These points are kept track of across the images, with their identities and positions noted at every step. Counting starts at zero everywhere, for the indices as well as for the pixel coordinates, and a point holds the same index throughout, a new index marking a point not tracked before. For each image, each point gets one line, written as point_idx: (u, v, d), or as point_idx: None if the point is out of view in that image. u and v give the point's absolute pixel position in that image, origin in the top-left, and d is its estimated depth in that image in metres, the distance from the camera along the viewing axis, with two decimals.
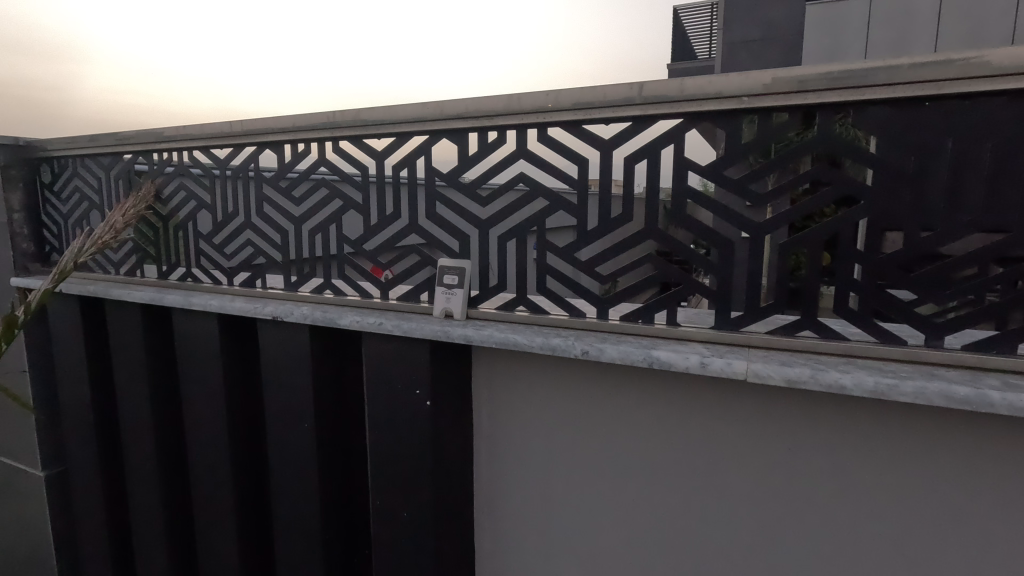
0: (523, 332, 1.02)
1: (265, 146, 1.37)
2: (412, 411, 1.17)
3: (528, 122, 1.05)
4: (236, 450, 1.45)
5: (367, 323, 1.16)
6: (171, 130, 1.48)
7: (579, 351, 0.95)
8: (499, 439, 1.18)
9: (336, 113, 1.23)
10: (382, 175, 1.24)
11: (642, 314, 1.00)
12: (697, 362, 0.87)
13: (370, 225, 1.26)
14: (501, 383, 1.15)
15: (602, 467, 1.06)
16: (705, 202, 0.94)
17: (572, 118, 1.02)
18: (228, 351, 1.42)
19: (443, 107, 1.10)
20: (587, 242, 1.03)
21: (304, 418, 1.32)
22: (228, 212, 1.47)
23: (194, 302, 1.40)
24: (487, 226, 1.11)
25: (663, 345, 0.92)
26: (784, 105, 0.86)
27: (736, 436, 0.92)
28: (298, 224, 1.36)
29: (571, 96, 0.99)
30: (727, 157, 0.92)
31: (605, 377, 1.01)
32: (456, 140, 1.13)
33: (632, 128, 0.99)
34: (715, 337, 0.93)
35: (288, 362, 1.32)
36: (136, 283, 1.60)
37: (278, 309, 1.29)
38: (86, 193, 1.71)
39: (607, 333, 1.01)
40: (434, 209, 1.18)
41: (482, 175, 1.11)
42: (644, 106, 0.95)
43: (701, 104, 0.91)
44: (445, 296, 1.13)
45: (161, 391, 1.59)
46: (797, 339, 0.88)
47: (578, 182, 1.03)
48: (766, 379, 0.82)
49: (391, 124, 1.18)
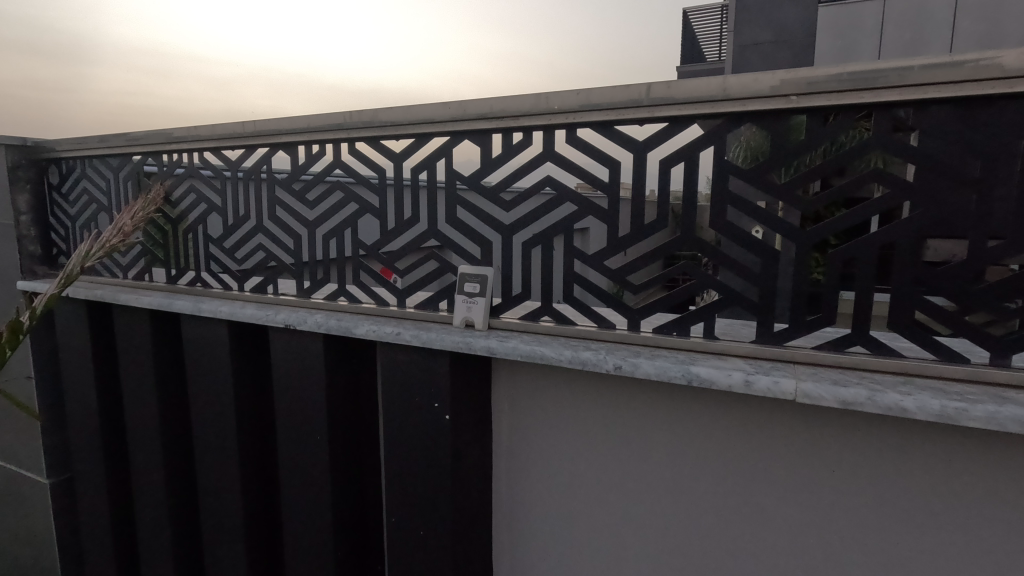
0: (550, 344, 0.96)
1: (279, 147, 1.33)
2: (429, 424, 1.11)
3: (556, 122, 0.99)
4: (245, 461, 1.40)
5: (383, 333, 1.10)
6: (182, 130, 1.44)
7: (611, 366, 0.89)
8: (521, 453, 1.13)
9: (352, 113, 1.18)
10: (400, 178, 1.19)
11: (676, 326, 0.94)
12: (741, 380, 0.81)
13: (387, 230, 1.21)
14: (523, 396, 1.10)
15: (631, 487, 1.00)
16: (746, 208, 0.88)
17: (603, 119, 0.97)
18: (239, 359, 1.37)
19: (466, 107, 1.05)
20: (618, 250, 0.97)
21: (316, 430, 1.27)
22: (239, 215, 1.42)
23: (203, 308, 1.35)
24: (511, 232, 1.06)
25: (702, 361, 0.86)
26: (836, 104, 0.80)
27: (780, 459, 0.86)
28: (311, 228, 1.30)
29: (604, 95, 0.93)
30: (771, 161, 0.87)
31: (637, 393, 0.96)
32: (479, 142, 1.08)
33: (669, 130, 0.93)
34: (756, 352, 0.87)
35: (300, 371, 1.27)
36: (144, 288, 1.55)
37: (290, 317, 1.23)
38: (94, 195, 1.67)
39: (639, 346, 0.95)
40: (454, 213, 1.13)
41: (506, 178, 1.06)
42: (683, 105, 0.89)
43: (745, 103, 0.85)
44: (466, 305, 1.08)
45: (169, 398, 1.55)
46: (847, 356, 0.82)
47: (609, 186, 0.97)
48: (818, 400, 0.76)
49: (410, 125, 1.13)
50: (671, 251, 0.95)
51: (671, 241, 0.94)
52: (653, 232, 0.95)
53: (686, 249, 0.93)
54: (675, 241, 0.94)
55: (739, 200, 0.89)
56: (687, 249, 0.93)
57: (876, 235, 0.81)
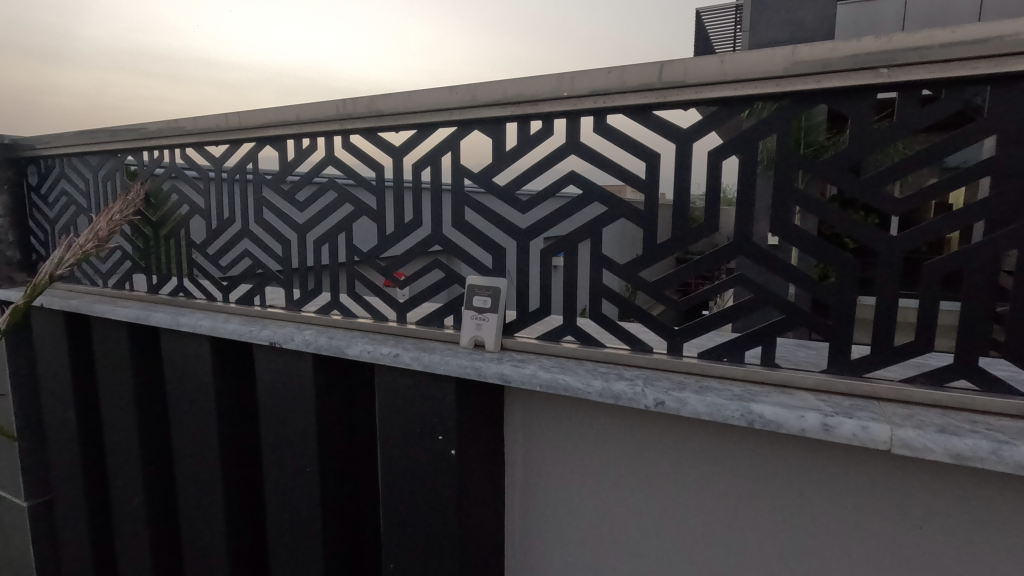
0: (576, 372, 0.80)
1: (266, 142, 1.19)
2: (432, 459, 0.96)
3: (581, 107, 0.83)
4: (230, 490, 1.26)
5: (379, 354, 0.95)
6: (161, 125, 1.30)
7: (652, 401, 0.73)
8: (538, 491, 0.98)
9: (345, 102, 1.03)
10: (400, 176, 1.04)
11: (728, 351, 0.79)
12: (818, 424, 0.65)
13: (386, 235, 1.06)
14: (542, 426, 0.95)
15: (672, 534, 0.85)
16: (819, 208, 0.72)
17: (638, 103, 0.80)
18: (221, 378, 1.23)
19: (475, 92, 0.89)
20: (655, 259, 0.82)
21: (306, 461, 1.12)
22: (224, 218, 1.28)
23: (182, 322, 1.21)
24: (527, 238, 0.90)
25: (765, 397, 0.70)
26: (940, 78, 0.63)
27: (858, 511, 0.71)
28: (301, 233, 1.16)
29: (642, 73, 0.77)
30: (851, 151, 0.70)
31: (679, 428, 0.81)
32: (491, 132, 0.92)
33: (720, 114, 0.76)
34: (828, 384, 0.72)
35: (288, 393, 1.12)
36: (123, 297, 1.42)
37: (276, 333, 1.09)
38: (74, 196, 1.54)
39: (682, 375, 0.79)
40: (461, 215, 0.98)
41: (521, 175, 0.90)
42: (740, 84, 0.72)
43: (819, 79, 0.68)
44: (475, 322, 0.92)
45: (149, 419, 1.41)
46: (948, 393, 0.66)
47: (645, 184, 0.81)
48: (921, 452, 0.60)
49: (411, 114, 0.98)
50: (722, 260, 0.79)
51: (721, 248, 0.78)
52: (700, 238, 0.79)
53: (742, 257, 0.77)
54: (727, 248, 0.78)
55: (807, 198, 0.73)
56: (742, 258, 0.77)
57: (988, 241, 0.64)
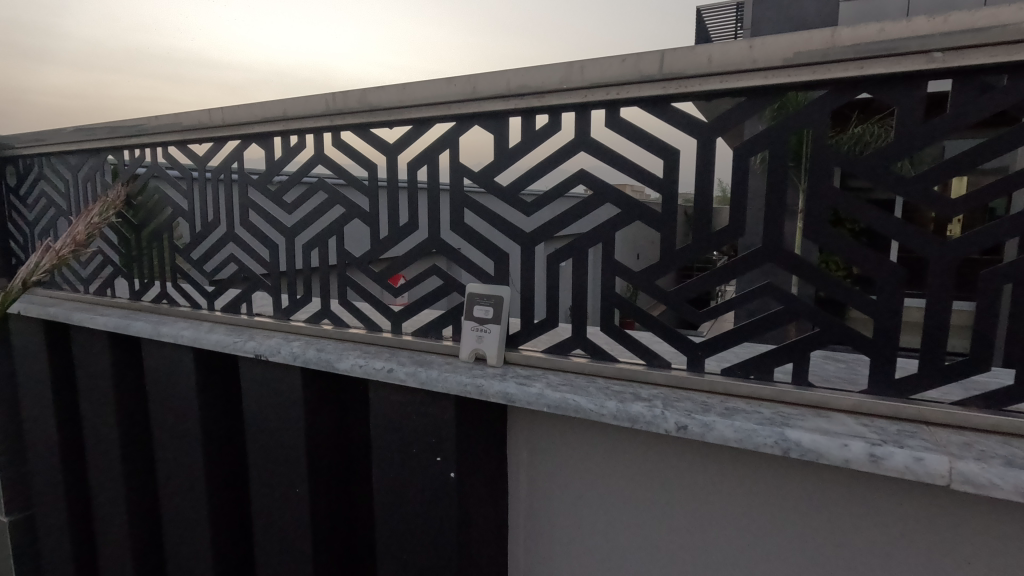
0: (586, 391, 0.73)
1: (252, 140, 1.11)
2: (430, 481, 0.89)
3: (591, 100, 0.76)
4: (217, 509, 1.18)
5: (371, 370, 0.88)
6: (141, 122, 1.23)
7: (672, 426, 0.66)
8: (544, 515, 0.90)
9: (334, 96, 0.96)
10: (394, 175, 0.96)
11: (755, 367, 0.72)
12: (864, 454, 0.57)
13: (380, 239, 0.99)
14: (548, 446, 0.87)
15: (692, 566, 0.77)
16: (860, 210, 0.64)
17: (654, 95, 0.72)
18: (206, 391, 1.16)
19: (475, 84, 0.82)
20: (673, 267, 0.75)
21: (294, 481, 1.04)
22: (208, 221, 1.21)
23: (163, 332, 1.14)
24: (532, 242, 0.83)
25: (800, 422, 0.63)
26: (1003, 63, 0.56)
27: (904, 547, 0.64)
28: (288, 236, 1.08)
29: (659, 62, 0.69)
30: (896, 146, 0.62)
31: (702, 451, 0.73)
32: (492, 128, 0.85)
33: (746, 106, 0.69)
34: (870, 406, 0.65)
35: (276, 409, 1.05)
36: (105, 304, 1.35)
37: (261, 345, 1.01)
38: (53, 198, 1.47)
39: (704, 394, 0.72)
40: (460, 218, 0.90)
41: (526, 174, 0.83)
42: (771, 71, 0.64)
43: (861, 65, 0.61)
44: (476, 334, 0.85)
45: (132, 433, 1.33)
46: (1009, 419, 0.59)
47: (662, 184, 0.74)
48: (985, 490, 0.53)
49: (405, 108, 0.90)
50: (752, 266, 0.71)
51: (752, 252, 0.70)
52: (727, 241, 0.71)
53: (773, 263, 0.69)
54: (758, 252, 0.70)
55: (846, 199, 0.65)
56: (773, 265, 0.69)
57: None
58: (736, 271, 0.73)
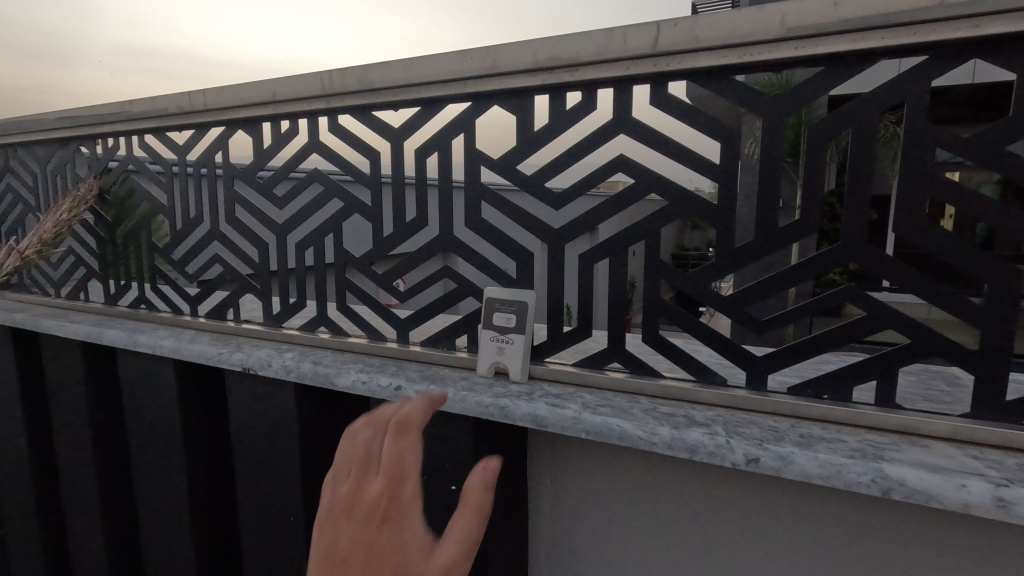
0: (632, 415, 0.62)
1: (239, 126, 1.00)
2: (443, 512, 0.78)
3: (634, 73, 0.65)
4: (203, 535, 1.07)
5: (375, 387, 0.76)
6: (116, 107, 1.10)
7: (741, 459, 0.55)
8: (572, 551, 0.79)
9: (331, 75, 0.84)
10: (400, 165, 0.85)
11: (830, 387, 0.61)
12: (990, 499, 0.47)
13: (383, 236, 0.87)
14: (577, 474, 0.76)
15: None
16: (966, 201, 0.53)
17: (711, 68, 0.61)
18: (190, 406, 1.04)
19: (495, 57, 0.70)
20: (730, 269, 0.64)
21: (288, 508, 0.93)
22: (190, 217, 1.09)
23: (139, 341, 1.02)
24: (562, 240, 0.72)
25: (898, 455, 0.52)
26: None
27: None
28: (280, 234, 0.97)
29: (721, 25, 0.58)
30: (1015, 123, 0.51)
31: (766, 486, 0.63)
32: (515, 108, 0.74)
33: (823, 78, 0.58)
34: (977, 435, 0.54)
35: (267, 428, 0.93)
36: (78, 309, 1.23)
37: (248, 357, 0.89)
38: (21, 193, 1.35)
39: (770, 418, 0.61)
40: (476, 212, 0.79)
41: (554, 161, 0.72)
42: (859, 34, 0.54)
43: (978, 24, 0.50)
44: (496, 346, 0.74)
45: (109, 449, 1.21)
46: None
47: (718, 171, 0.63)
48: None
49: (413, 87, 0.79)
50: (817, 273, 0.60)
51: (817, 255, 0.60)
52: (796, 239, 0.61)
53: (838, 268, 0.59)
54: (823, 255, 0.60)
55: (949, 187, 0.54)
56: (841, 268, 0.59)
57: None
58: (805, 276, 0.61)
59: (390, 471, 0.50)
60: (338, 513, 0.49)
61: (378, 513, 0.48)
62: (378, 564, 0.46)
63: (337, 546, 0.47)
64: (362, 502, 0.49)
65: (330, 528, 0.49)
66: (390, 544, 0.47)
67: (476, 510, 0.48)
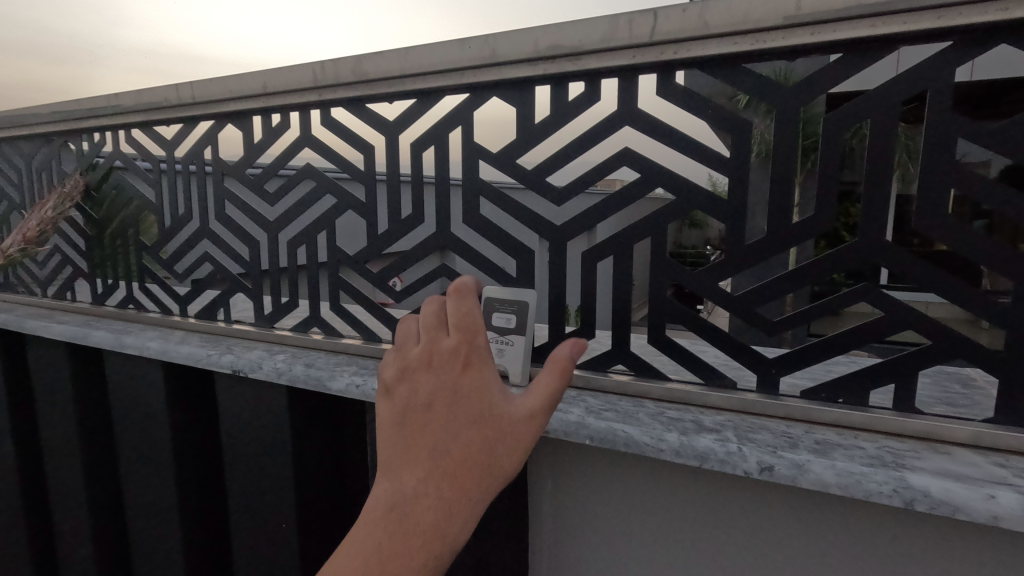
0: (638, 420, 0.59)
1: (229, 119, 0.96)
2: None
3: (640, 62, 0.62)
4: (192, 542, 1.04)
5: (369, 391, 0.73)
6: (102, 101, 1.07)
7: (754, 466, 0.52)
8: (575, 560, 0.76)
9: (324, 65, 0.81)
10: (395, 159, 0.82)
11: (845, 390, 0.59)
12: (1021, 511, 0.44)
13: (378, 234, 0.84)
14: (580, 480, 0.73)
15: None
16: (991, 195, 0.51)
17: (721, 56, 0.59)
18: (179, 409, 1.01)
19: (495, 45, 0.67)
20: (740, 268, 0.62)
21: (280, 515, 0.90)
22: (179, 215, 1.05)
23: (125, 342, 0.99)
24: (564, 237, 0.69)
25: (920, 462, 0.50)
26: None
27: None
28: (271, 231, 0.94)
29: (733, 10, 0.55)
30: None
31: (778, 493, 0.60)
32: (515, 99, 0.71)
33: (839, 67, 0.55)
34: (1002, 441, 0.52)
35: (258, 431, 0.90)
36: (64, 309, 1.19)
37: (238, 359, 0.86)
38: (6, 190, 1.31)
39: (782, 423, 0.59)
40: (474, 209, 0.76)
41: (555, 155, 0.69)
42: (879, 18, 0.51)
43: (1006, 7, 0.47)
44: (495, 347, 0.71)
45: (96, 453, 1.17)
46: None
47: (728, 165, 0.60)
48: None
49: (408, 78, 0.76)
50: (815, 278, 0.59)
51: (811, 262, 0.58)
52: (809, 236, 0.58)
53: (833, 275, 0.58)
54: (817, 262, 0.58)
55: (973, 181, 0.51)
56: (838, 274, 0.57)
57: None
58: (818, 275, 0.58)
59: (465, 323, 0.50)
60: (414, 367, 0.49)
61: (458, 364, 0.48)
62: (462, 410, 0.47)
63: (418, 394, 0.48)
64: (441, 357, 0.48)
65: (409, 379, 0.49)
66: (474, 391, 0.48)
67: (560, 371, 0.49)
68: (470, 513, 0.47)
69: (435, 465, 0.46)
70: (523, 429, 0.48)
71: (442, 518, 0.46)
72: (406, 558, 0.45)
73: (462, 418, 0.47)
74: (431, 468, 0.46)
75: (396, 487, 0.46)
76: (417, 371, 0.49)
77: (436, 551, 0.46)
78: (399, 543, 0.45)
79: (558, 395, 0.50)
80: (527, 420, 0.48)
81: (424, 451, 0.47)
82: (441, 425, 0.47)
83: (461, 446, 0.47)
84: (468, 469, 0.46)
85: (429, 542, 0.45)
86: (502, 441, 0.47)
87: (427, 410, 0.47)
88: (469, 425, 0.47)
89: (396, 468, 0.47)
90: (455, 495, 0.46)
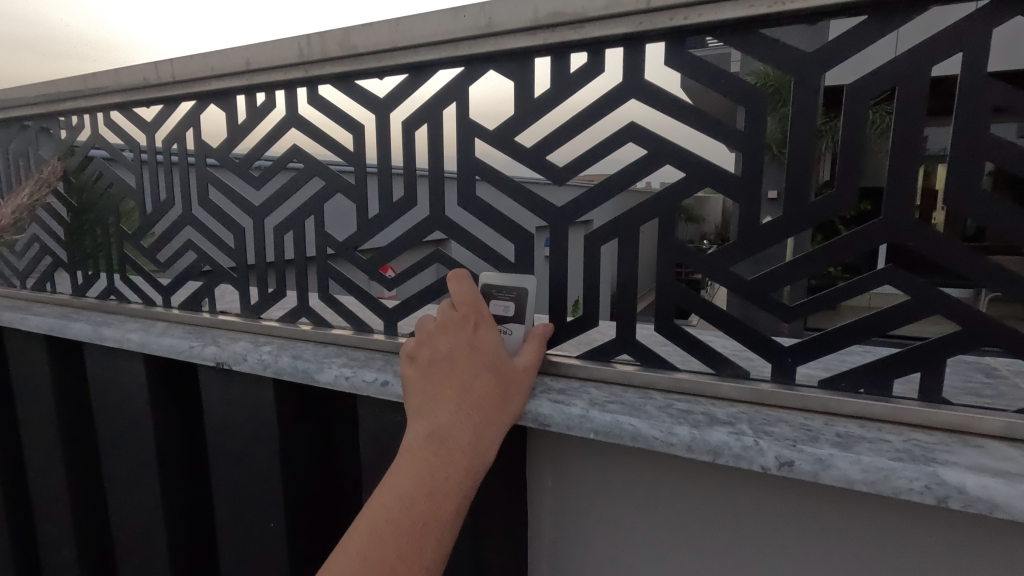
0: (645, 413, 0.55)
1: (212, 99, 0.92)
2: None
3: (647, 29, 0.57)
4: (177, 541, 0.99)
5: (359, 383, 0.69)
6: (77, 82, 1.01)
7: (772, 461, 0.49)
8: (576, 559, 0.72)
9: (310, 39, 0.76)
10: (385, 139, 0.78)
11: (865, 380, 0.55)
12: None
13: (369, 219, 0.80)
14: (582, 475, 0.69)
15: None
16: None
17: (735, 20, 0.54)
18: (162, 403, 0.96)
19: (491, 13, 0.63)
20: (754, 250, 0.58)
21: (267, 513, 0.86)
22: (161, 200, 1.01)
23: (105, 334, 0.94)
24: (566, 219, 0.65)
25: (952, 455, 0.46)
26: None
27: None
28: (256, 217, 0.89)
29: None
30: None
31: (793, 489, 0.56)
32: (514, 72, 0.67)
33: (863, 31, 0.51)
34: None
35: (243, 427, 0.86)
36: (44, 300, 1.15)
37: (222, 352, 0.82)
38: None
39: (800, 415, 0.55)
40: (470, 190, 0.72)
41: (556, 132, 0.65)
42: None
43: None
44: None
45: (78, 450, 1.13)
46: None
47: (742, 141, 0.56)
48: None
49: (399, 51, 0.71)
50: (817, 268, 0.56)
51: (812, 253, 0.55)
52: (827, 216, 0.54)
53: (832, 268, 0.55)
54: (819, 254, 0.55)
55: (1009, 153, 0.47)
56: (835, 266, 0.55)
57: None
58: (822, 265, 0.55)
59: (467, 297, 0.56)
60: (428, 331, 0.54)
61: (469, 322, 0.54)
62: (480, 356, 0.52)
63: (438, 349, 0.53)
64: (452, 319, 0.54)
65: (425, 341, 0.53)
66: (488, 341, 0.53)
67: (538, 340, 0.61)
68: (496, 441, 0.51)
69: (465, 397, 0.50)
70: (524, 376, 0.56)
71: (477, 443, 0.49)
72: (452, 479, 0.47)
73: (484, 362, 0.52)
74: (461, 401, 0.50)
75: (432, 421, 0.49)
76: (433, 333, 0.54)
77: (474, 476, 0.49)
78: (444, 462, 0.47)
79: (540, 356, 0.60)
80: (523, 372, 0.57)
81: (455, 388, 0.50)
82: (466, 367, 0.51)
83: (483, 385, 0.51)
84: (491, 403, 0.51)
85: (469, 464, 0.48)
86: (512, 386, 0.54)
87: (450, 357, 0.51)
88: (487, 366, 0.52)
89: (425, 407, 0.50)
90: (485, 423, 0.50)
